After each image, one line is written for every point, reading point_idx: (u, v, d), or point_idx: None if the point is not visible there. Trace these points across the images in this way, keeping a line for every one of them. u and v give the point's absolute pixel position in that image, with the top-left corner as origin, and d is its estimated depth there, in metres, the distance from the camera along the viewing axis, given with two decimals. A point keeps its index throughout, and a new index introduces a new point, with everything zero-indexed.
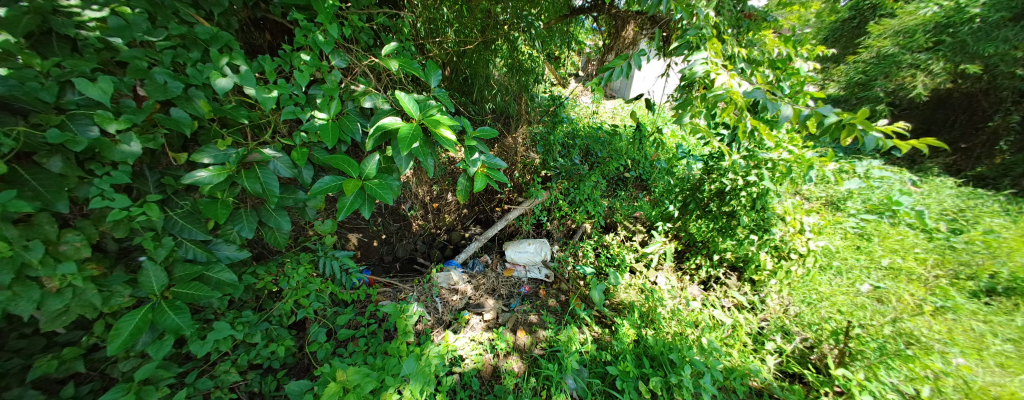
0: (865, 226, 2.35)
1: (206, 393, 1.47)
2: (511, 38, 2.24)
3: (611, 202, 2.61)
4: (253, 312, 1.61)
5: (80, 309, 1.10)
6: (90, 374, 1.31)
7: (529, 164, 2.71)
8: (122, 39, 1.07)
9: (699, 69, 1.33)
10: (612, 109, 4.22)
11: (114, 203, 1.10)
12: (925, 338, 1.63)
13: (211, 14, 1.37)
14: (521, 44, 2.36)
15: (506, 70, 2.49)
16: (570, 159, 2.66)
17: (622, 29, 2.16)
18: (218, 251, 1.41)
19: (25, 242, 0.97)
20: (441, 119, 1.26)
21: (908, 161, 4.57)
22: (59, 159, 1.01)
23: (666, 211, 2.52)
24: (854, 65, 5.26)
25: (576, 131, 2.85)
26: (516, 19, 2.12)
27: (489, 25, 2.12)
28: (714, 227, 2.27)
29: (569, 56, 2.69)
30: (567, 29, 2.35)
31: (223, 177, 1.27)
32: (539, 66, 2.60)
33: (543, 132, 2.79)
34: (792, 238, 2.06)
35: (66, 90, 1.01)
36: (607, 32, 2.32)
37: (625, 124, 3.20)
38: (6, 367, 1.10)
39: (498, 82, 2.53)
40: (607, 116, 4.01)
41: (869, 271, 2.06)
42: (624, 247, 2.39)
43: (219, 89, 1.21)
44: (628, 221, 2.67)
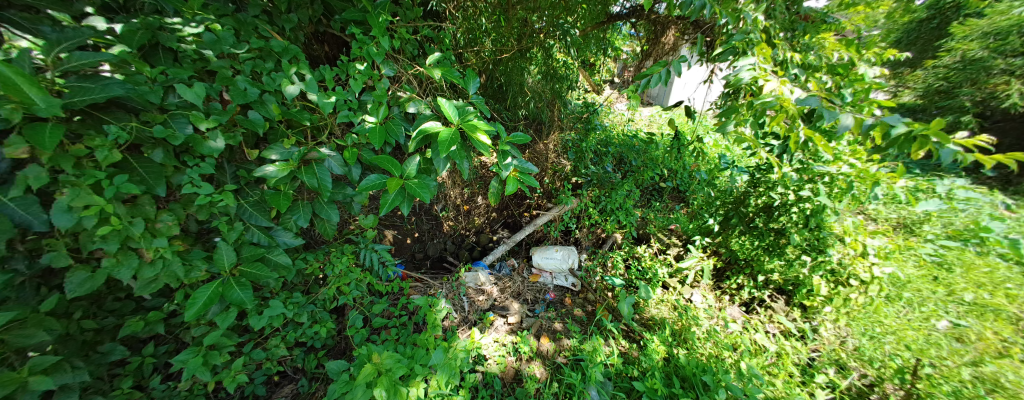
0: (944, 255, 2.01)
1: (258, 362, 1.66)
2: (547, 46, 2.31)
3: (644, 213, 2.61)
4: (302, 295, 1.78)
5: (167, 278, 1.31)
6: (167, 336, 1.54)
7: (560, 170, 2.72)
8: (213, 51, 1.29)
9: (745, 75, 1.25)
10: (648, 117, 4.12)
11: (200, 190, 1.31)
12: (1012, 385, 1.35)
13: (282, 30, 1.60)
14: (556, 52, 2.41)
15: (541, 77, 2.56)
16: (601, 166, 2.71)
17: (662, 34, 2.09)
18: (278, 237, 1.58)
19: (131, 218, 1.18)
20: (477, 124, 1.33)
21: (1001, 182, 3.87)
22: (160, 151, 1.23)
23: (704, 226, 2.39)
24: (933, 70, 4.71)
25: (609, 139, 2.89)
26: (552, 27, 2.14)
27: (525, 33, 2.19)
28: (760, 245, 2.11)
29: (604, 62, 2.73)
30: (603, 35, 2.38)
31: (287, 172, 1.44)
32: (574, 73, 2.62)
33: (575, 139, 2.81)
34: (851, 262, 1.88)
35: (169, 94, 1.23)
36: (646, 39, 2.28)
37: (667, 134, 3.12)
38: (103, 324, 1.33)
39: (532, 89, 2.56)
40: (644, 123, 3.97)
41: (946, 305, 1.78)
42: (657, 261, 2.29)
43: (287, 95, 1.42)
44: (663, 234, 2.60)
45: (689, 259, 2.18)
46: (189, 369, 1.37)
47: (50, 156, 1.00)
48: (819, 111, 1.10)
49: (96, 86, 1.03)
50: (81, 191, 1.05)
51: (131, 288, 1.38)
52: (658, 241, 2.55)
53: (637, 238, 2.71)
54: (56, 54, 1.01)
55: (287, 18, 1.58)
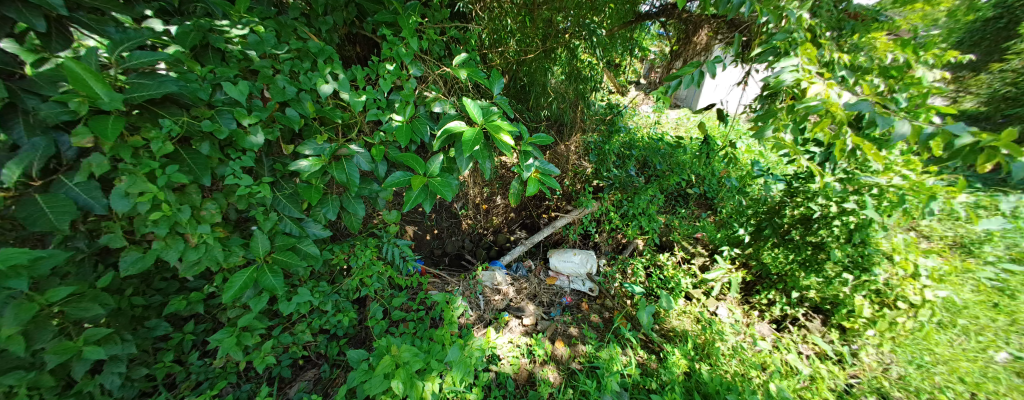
0: (1009, 280, 1.79)
1: (286, 346, 1.76)
2: (573, 46, 2.28)
3: (669, 219, 2.54)
4: (328, 284, 1.86)
5: (208, 262, 1.41)
6: (206, 316, 1.66)
7: (581, 173, 2.73)
8: (257, 51, 1.39)
9: (788, 77, 1.15)
10: (678, 121, 4.08)
11: (241, 182, 1.41)
12: None
13: (319, 32, 1.69)
14: (582, 52, 2.36)
15: (565, 78, 2.53)
16: (624, 170, 2.65)
17: (693, 34, 2.01)
18: (308, 228, 1.67)
19: (179, 205, 1.28)
20: (501, 125, 1.34)
21: None
22: (207, 143, 1.33)
23: (734, 235, 2.27)
24: (1001, 74, 4.31)
25: (633, 142, 2.83)
26: (577, 27, 2.13)
27: (550, 34, 2.19)
28: (795, 259, 1.99)
29: (631, 63, 2.65)
30: (630, 35, 2.31)
31: (318, 166, 1.53)
32: (598, 74, 2.58)
33: (598, 141, 2.77)
34: (900, 283, 1.75)
35: (216, 92, 1.33)
36: (676, 38, 2.20)
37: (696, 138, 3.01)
38: (150, 301, 1.46)
39: (554, 90, 2.54)
40: (671, 127, 3.87)
41: (1009, 336, 1.62)
42: (680, 271, 2.18)
43: (322, 94, 1.50)
44: (687, 242, 2.52)
45: (715, 270, 2.08)
46: (223, 348, 1.47)
47: (112, 146, 1.11)
48: (871, 117, 1.00)
49: (153, 83, 1.13)
50: (137, 179, 1.16)
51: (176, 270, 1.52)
52: (681, 250, 2.46)
53: (659, 246, 2.62)
54: (119, 53, 1.11)
55: (323, 20, 1.66)
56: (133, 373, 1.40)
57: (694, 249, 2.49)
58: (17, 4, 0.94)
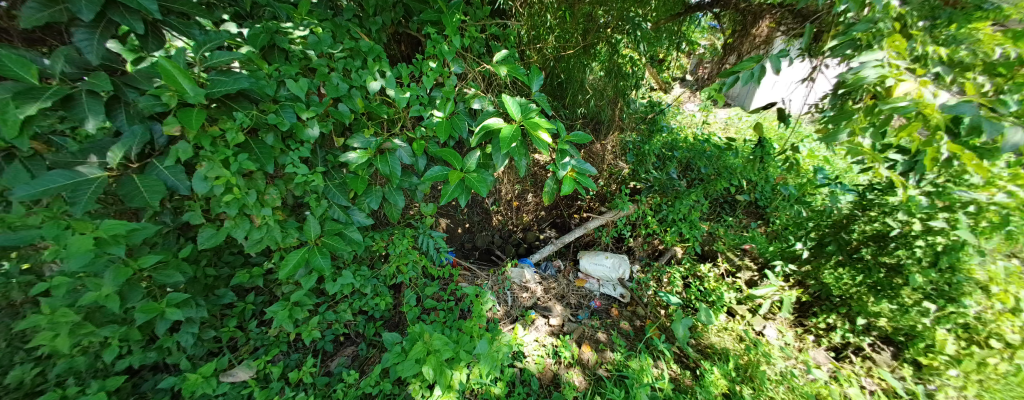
0: None
1: (330, 322, 1.91)
2: (614, 41, 2.23)
3: (713, 227, 2.38)
4: (368, 269, 1.97)
5: (269, 241, 1.57)
6: (264, 289, 1.86)
7: (616, 173, 2.63)
8: (316, 51, 1.52)
9: (870, 73, 0.97)
10: (726, 120, 3.82)
11: (299, 170, 1.54)
12: None
13: (370, 32, 1.80)
14: (623, 48, 2.29)
15: (603, 75, 2.42)
16: (665, 172, 2.47)
17: (752, 25, 1.81)
18: (353, 216, 1.79)
19: (247, 189, 1.44)
20: (539, 122, 1.38)
21: None
22: (272, 135, 1.48)
23: (791, 249, 2.06)
24: None
25: (676, 143, 2.67)
26: (620, 21, 2.12)
27: (591, 28, 2.16)
28: (864, 281, 1.77)
29: (676, 57, 2.47)
30: (677, 28, 2.18)
31: (365, 159, 1.64)
32: (639, 70, 2.45)
33: (636, 141, 2.64)
34: (995, 319, 1.52)
35: (280, 88, 1.48)
36: (731, 31, 2.03)
37: (749, 141, 2.76)
38: (220, 273, 1.68)
39: (592, 87, 2.44)
40: (720, 127, 3.68)
41: None
42: (722, 283, 2.09)
43: (371, 90, 1.61)
44: (733, 253, 2.35)
45: (764, 287, 1.91)
46: (278, 320, 1.63)
47: (195, 135, 1.28)
48: (977, 122, 0.83)
49: (228, 79, 1.28)
50: (214, 165, 1.32)
51: (242, 246, 1.74)
52: (724, 260, 2.33)
53: (700, 255, 2.48)
54: (202, 53, 1.27)
55: (374, 21, 1.77)
56: (204, 334, 1.61)
57: (741, 262, 2.29)
58: (121, 8, 1.11)
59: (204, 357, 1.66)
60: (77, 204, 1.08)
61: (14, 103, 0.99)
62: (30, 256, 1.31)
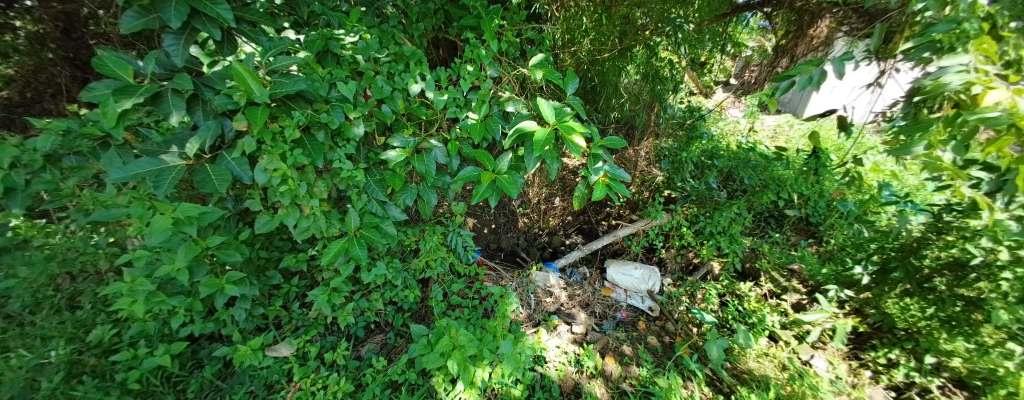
0: None
1: (362, 310, 2.01)
2: (653, 43, 2.13)
3: (756, 243, 2.29)
4: (400, 261, 2.06)
5: (314, 229, 1.70)
6: (307, 274, 2.01)
7: (650, 180, 2.59)
8: (364, 55, 1.64)
9: (954, 81, 0.82)
10: (774, 128, 3.71)
11: (344, 166, 1.65)
12: None
13: (412, 37, 1.91)
14: (662, 50, 2.19)
15: (639, 78, 2.33)
16: (703, 181, 2.48)
17: (809, 26, 1.66)
18: (389, 210, 1.89)
19: (298, 181, 1.57)
20: (573, 126, 1.37)
21: None
22: (323, 133, 1.61)
23: (847, 273, 1.89)
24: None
25: (716, 151, 2.68)
26: (660, 22, 2.02)
27: (628, 31, 2.10)
28: (937, 315, 1.58)
29: (719, 60, 2.34)
30: (721, 29, 2.09)
31: (403, 157, 1.72)
32: (679, 73, 2.35)
33: (673, 148, 2.63)
34: None
35: (332, 90, 1.60)
36: (783, 31, 1.84)
37: (802, 152, 2.56)
38: (271, 256, 1.84)
39: (627, 90, 2.36)
40: (767, 135, 3.55)
41: None
42: (765, 305, 1.96)
43: (412, 93, 1.69)
44: (779, 273, 2.20)
45: (815, 313, 1.78)
46: (317, 303, 1.75)
47: (258, 131, 1.42)
48: None
49: (288, 81, 1.40)
50: (273, 158, 1.46)
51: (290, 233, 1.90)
52: (768, 279, 2.18)
53: (740, 273, 2.34)
54: (268, 58, 1.42)
55: (416, 27, 1.87)
56: (255, 310, 1.77)
57: (788, 283, 2.14)
58: (202, 17, 1.28)
59: (253, 331, 1.82)
60: (159, 187, 1.25)
61: (114, 98, 1.18)
62: (116, 231, 1.71)
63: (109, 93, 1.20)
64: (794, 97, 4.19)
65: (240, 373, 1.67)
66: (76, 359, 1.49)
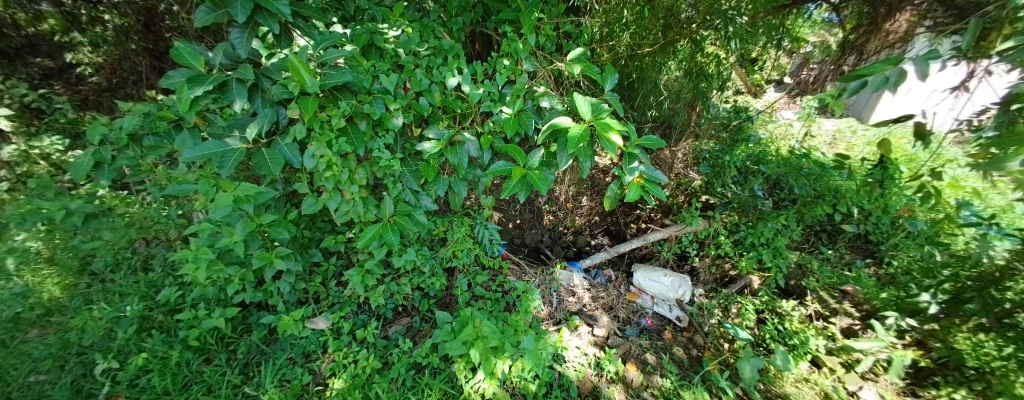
0: None
1: (392, 293, 2.09)
2: (699, 38, 1.95)
3: (803, 259, 2.18)
4: (428, 249, 2.13)
5: (353, 214, 1.80)
6: (344, 254, 2.14)
7: (686, 184, 2.54)
8: (405, 49, 1.69)
9: None
10: (834, 132, 3.40)
11: (383, 155, 1.72)
12: None
13: (451, 31, 1.95)
14: (709, 45, 2.02)
15: (681, 74, 2.21)
16: (746, 188, 2.33)
17: (884, 19, 1.39)
18: (421, 200, 1.95)
19: (342, 168, 1.66)
20: (611, 123, 1.34)
21: None
22: (365, 122, 1.68)
23: (913, 300, 1.70)
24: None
25: (764, 156, 2.50)
26: (708, 14, 1.84)
27: (671, 24, 1.94)
28: (1015, 355, 1.35)
29: (772, 57, 2.13)
30: (778, 22, 1.83)
31: (438, 149, 1.76)
32: (727, 71, 2.21)
33: (714, 150, 2.57)
34: None
35: (375, 82, 1.67)
36: (854, 25, 1.56)
37: (868, 162, 2.29)
38: (313, 236, 1.99)
39: (668, 88, 2.28)
40: (825, 141, 3.25)
41: None
42: (810, 327, 1.82)
43: (449, 85, 1.72)
44: (829, 292, 2.05)
45: (868, 341, 1.59)
46: (353, 283, 1.85)
47: (308, 119, 1.52)
48: None
49: (337, 73, 1.47)
50: (320, 145, 1.55)
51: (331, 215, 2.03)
52: (815, 299, 2.03)
53: (782, 290, 2.22)
54: (319, 50, 1.50)
55: (455, 21, 1.91)
56: (297, 284, 1.92)
57: (838, 305, 1.97)
58: (262, 11, 1.39)
59: (295, 304, 1.98)
60: (223, 167, 1.39)
61: (188, 85, 1.31)
62: (184, 205, 1.96)
63: (183, 81, 1.36)
64: (859, 100, 3.77)
65: (282, 341, 1.81)
66: (147, 315, 1.70)
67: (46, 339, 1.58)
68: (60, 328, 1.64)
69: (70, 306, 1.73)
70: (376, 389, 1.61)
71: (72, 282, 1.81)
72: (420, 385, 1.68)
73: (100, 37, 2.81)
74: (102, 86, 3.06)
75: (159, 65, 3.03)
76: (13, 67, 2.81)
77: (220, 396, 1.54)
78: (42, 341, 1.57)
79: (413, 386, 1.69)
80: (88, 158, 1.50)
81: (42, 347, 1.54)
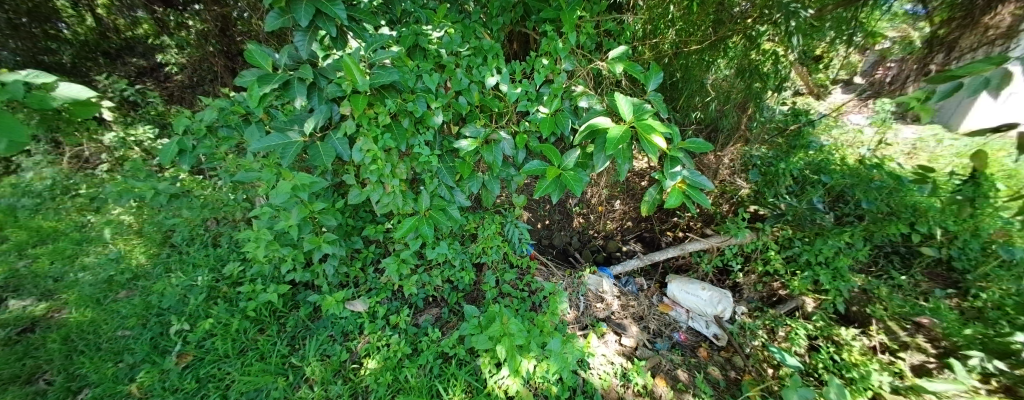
0: None
1: (424, 283, 2.16)
2: (754, 34, 1.81)
3: (869, 283, 1.96)
4: (460, 244, 2.17)
5: (392, 205, 1.88)
6: (381, 243, 2.26)
7: (734, 192, 2.38)
8: (448, 49, 1.74)
9: None
10: (914, 141, 2.94)
11: (423, 151, 1.78)
12: None
13: (491, 31, 1.98)
14: (766, 41, 1.85)
15: (733, 72, 2.05)
16: (805, 200, 2.11)
17: (981, 12, 1.21)
18: (456, 196, 2.00)
19: (385, 161, 1.74)
20: (654, 125, 1.25)
21: None
22: (408, 120, 1.75)
23: (1003, 340, 1.44)
24: None
25: (826, 164, 2.27)
26: (764, 7, 1.68)
27: (723, 19, 1.82)
28: None
29: (840, 55, 1.90)
30: (849, 15, 1.58)
31: (473, 147, 1.77)
32: (786, 69, 2.01)
33: (768, 157, 2.33)
34: None
35: (418, 82, 1.73)
36: (944, 18, 1.37)
37: (957, 176, 1.96)
38: (355, 224, 2.12)
39: (716, 88, 2.12)
40: (903, 150, 2.84)
41: None
42: (873, 360, 1.63)
43: (488, 85, 1.74)
44: (900, 322, 1.81)
45: (945, 382, 1.35)
46: (389, 271, 1.95)
47: (358, 116, 1.62)
48: None
49: (386, 73, 1.53)
50: (367, 140, 1.64)
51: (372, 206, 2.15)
52: (882, 329, 1.82)
53: (842, 316, 2.02)
54: (370, 51, 1.59)
55: (496, 21, 1.95)
56: (340, 268, 2.06)
57: (909, 338, 1.74)
58: (323, 16, 1.50)
59: (338, 286, 2.12)
60: (285, 158, 1.54)
61: (259, 83, 1.46)
62: (248, 190, 2.19)
63: (253, 79, 1.52)
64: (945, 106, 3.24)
65: (324, 318, 1.95)
66: (214, 285, 1.93)
67: (133, 299, 1.87)
68: (144, 291, 1.93)
69: (153, 273, 2.02)
70: (405, 373, 1.69)
71: (156, 252, 2.14)
72: (447, 374, 1.72)
73: (185, 40, 3.43)
74: (184, 83, 3.65)
75: (231, 66, 3.48)
76: (116, 66, 3.64)
77: (271, 363, 1.71)
78: (130, 302, 1.85)
79: (439, 374, 1.74)
80: (173, 146, 1.73)
81: (128, 306, 1.82)
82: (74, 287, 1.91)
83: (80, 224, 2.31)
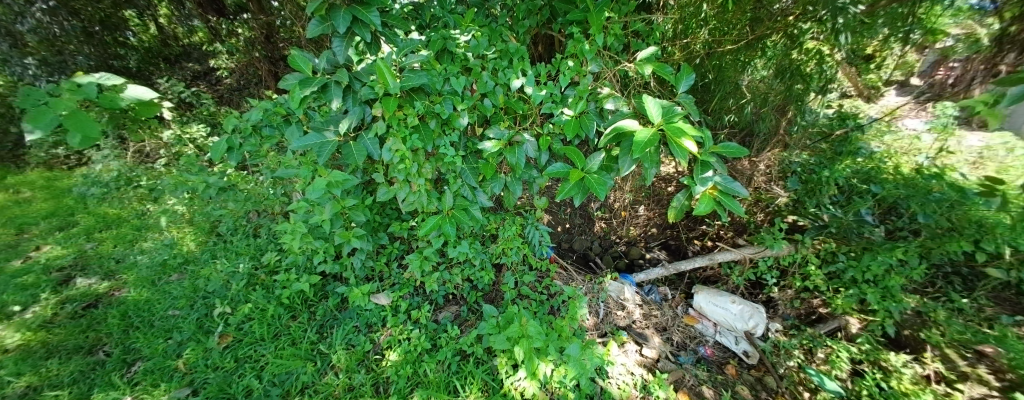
0: None
1: (445, 281, 2.19)
2: (796, 32, 1.68)
3: (924, 305, 1.79)
4: (480, 244, 2.19)
5: (417, 203, 1.92)
6: (405, 241, 2.32)
7: (772, 201, 2.26)
8: (474, 53, 1.77)
9: None
10: (981, 150, 2.64)
11: (448, 152, 1.81)
12: None
13: (517, 35, 1.98)
14: (811, 40, 1.71)
15: (772, 73, 1.94)
16: (852, 211, 1.94)
17: None
18: (478, 196, 2.01)
19: (412, 161, 1.79)
20: (683, 128, 1.19)
21: None
22: (435, 122, 1.78)
23: None
24: None
25: (877, 173, 2.08)
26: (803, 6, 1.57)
27: (761, 18, 1.71)
28: None
29: (896, 55, 1.74)
30: (906, 10, 1.44)
31: (497, 147, 1.77)
32: (832, 69, 1.87)
33: (811, 164, 2.21)
34: None
35: (445, 84, 1.76)
36: (1016, 15, 1.22)
37: None
38: (382, 220, 2.20)
39: (753, 90, 2.06)
40: (968, 160, 2.55)
41: None
42: (926, 390, 1.48)
43: (513, 87, 1.72)
44: (963, 351, 1.62)
45: None
46: (412, 267, 2.00)
47: (388, 117, 1.68)
48: None
49: (415, 76, 1.58)
50: (396, 141, 1.69)
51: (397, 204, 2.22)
52: (937, 357, 1.65)
53: (892, 340, 1.87)
54: (401, 56, 1.65)
55: (522, 24, 1.95)
56: (366, 262, 2.14)
57: (971, 368, 1.55)
58: (358, 23, 1.57)
59: (364, 279, 2.20)
60: (321, 156, 1.63)
61: (300, 86, 1.55)
62: (285, 185, 2.33)
63: (294, 83, 1.61)
64: None
65: (351, 309, 2.03)
66: (253, 272, 2.08)
67: (183, 282, 2.04)
68: (192, 275, 2.10)
69: (201, 259, 2.19)
70: (425, 367, 1.73)
71: (204, 240, 2.33)
72: (464, 372, 1.74)
73: (235, 47, 3.71)
74: (233, 86, 3.93)
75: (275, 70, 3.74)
76: (174, 70, 4.07)
77: (301, 348, 1.81)
78: (180, 285, 2.02)
79: (457, 371, 1.77)
80: (223, 143, 1.87)
81: (178, 289, 1.99)
82: (133, 268, 2.13)
83: (140, 212, 2.58)
